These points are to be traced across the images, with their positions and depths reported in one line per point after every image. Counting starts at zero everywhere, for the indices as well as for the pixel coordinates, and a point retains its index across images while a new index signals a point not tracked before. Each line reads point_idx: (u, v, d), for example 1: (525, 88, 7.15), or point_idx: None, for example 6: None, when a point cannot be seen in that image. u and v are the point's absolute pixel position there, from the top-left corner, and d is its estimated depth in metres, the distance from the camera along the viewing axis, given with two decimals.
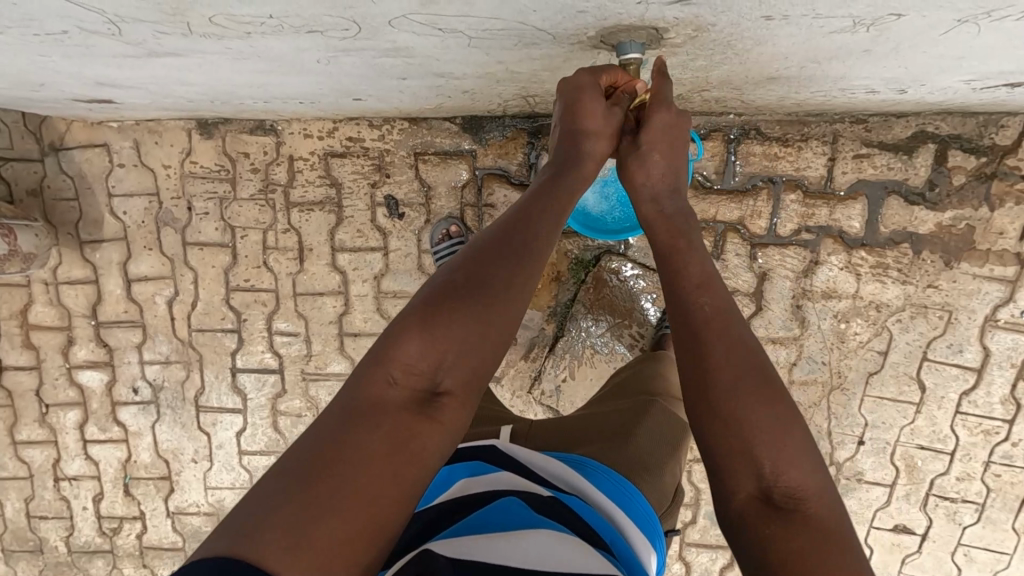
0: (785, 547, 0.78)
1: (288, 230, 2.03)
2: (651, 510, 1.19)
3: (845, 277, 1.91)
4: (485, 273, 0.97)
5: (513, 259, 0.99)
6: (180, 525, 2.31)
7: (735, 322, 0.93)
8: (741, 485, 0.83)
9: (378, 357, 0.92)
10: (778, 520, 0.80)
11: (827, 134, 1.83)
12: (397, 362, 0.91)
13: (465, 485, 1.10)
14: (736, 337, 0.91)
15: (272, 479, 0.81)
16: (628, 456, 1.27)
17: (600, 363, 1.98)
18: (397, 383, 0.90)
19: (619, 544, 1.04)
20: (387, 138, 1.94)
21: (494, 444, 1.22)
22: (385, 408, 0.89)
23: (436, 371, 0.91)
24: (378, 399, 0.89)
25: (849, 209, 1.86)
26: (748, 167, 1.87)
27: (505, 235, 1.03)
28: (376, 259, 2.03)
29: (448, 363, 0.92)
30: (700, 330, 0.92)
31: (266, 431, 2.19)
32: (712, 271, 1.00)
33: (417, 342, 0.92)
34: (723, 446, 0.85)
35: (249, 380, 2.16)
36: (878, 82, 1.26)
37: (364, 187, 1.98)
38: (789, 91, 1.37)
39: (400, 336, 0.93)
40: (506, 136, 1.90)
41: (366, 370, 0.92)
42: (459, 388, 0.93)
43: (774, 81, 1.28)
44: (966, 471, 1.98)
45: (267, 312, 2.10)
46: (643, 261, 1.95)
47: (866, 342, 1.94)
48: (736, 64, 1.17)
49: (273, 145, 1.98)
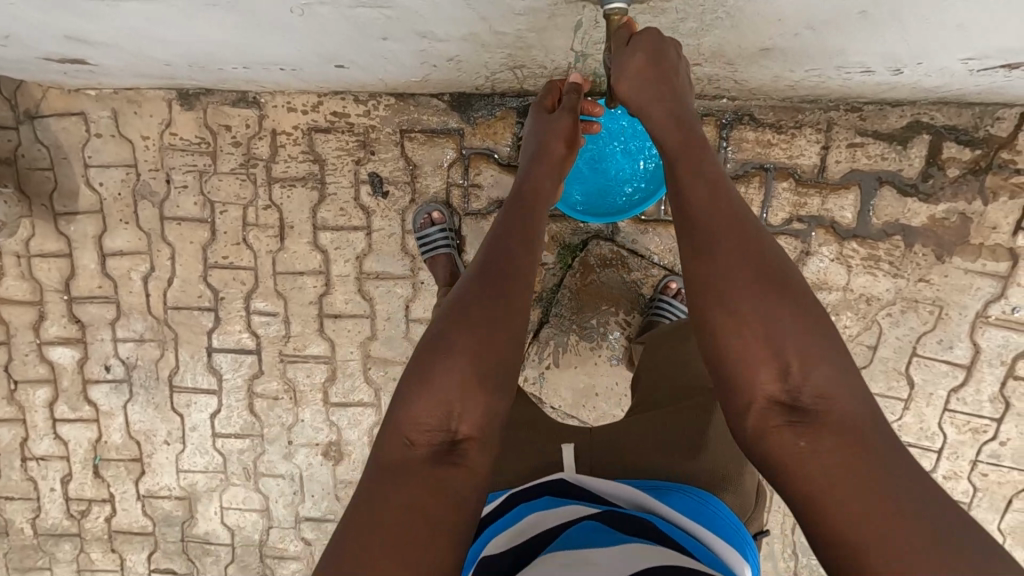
0: (813, 466, 0.82)
1: (269, 206, 1.98)
2: (736, 520, 1.14)
3: (836, 269, 1.87)
4: (481, 310, 0.99)
5: (506, 274, 1.04)
6: (151, 509, 2.25)
7: (746, 244, 0.92)
8: (760, 396, 0.87)
9: (393, 420, 0.96)
10: (800, 436, 0.84)
11: (821, 122, 1.79)
12: (411, 424, 0.95)
13: (538, 519, 1.05)
14: (749, 263, 0.90)
15: (337, 556, 0.86)
16: (699, 466, 1.21)
17: (586, 350, 1.93)
18: (413, 443, 0.94)
19: (710, 558, 1.00)
20: (373, 114, 1.88)
21: (559, 475, 1.17)
22: (409, 467, 0.93)
23: (448, 418, 0.94)
24: (400, 461, 0.93)
25: (842, 199, 1.83)
26: (740, 154, 1.82)
27: (490, 266, 1.05)
28: (359, 239, 1.98)
29: (457, 407, 0.94)
30: (717, 257, 0.92)
31: (242, 413, 2.13)
32: (723, 190, 0.98)
33: (424, 400, 0.94)
34: (756, 372, 0.87)
35: (225, 361, 2.10)
36: (873, 58, 1.23)
37: (348, 164, 1.93)
38: (783, 67, 1.34)
39: (409, 396, 0.95)
40: (494, 116, 1.86)
41: (384, 437, 0.96)
42: (476, 426, 0.95)
43: (767, 54, 1.24)
44: (953, 470, 1.96)
45: (246, 291, 2.05)
46: (632, 247, 1.92)
47: (855, 336, 1.91)
48: (729, 29, 1.14)
49: (255, 118, 1.92)
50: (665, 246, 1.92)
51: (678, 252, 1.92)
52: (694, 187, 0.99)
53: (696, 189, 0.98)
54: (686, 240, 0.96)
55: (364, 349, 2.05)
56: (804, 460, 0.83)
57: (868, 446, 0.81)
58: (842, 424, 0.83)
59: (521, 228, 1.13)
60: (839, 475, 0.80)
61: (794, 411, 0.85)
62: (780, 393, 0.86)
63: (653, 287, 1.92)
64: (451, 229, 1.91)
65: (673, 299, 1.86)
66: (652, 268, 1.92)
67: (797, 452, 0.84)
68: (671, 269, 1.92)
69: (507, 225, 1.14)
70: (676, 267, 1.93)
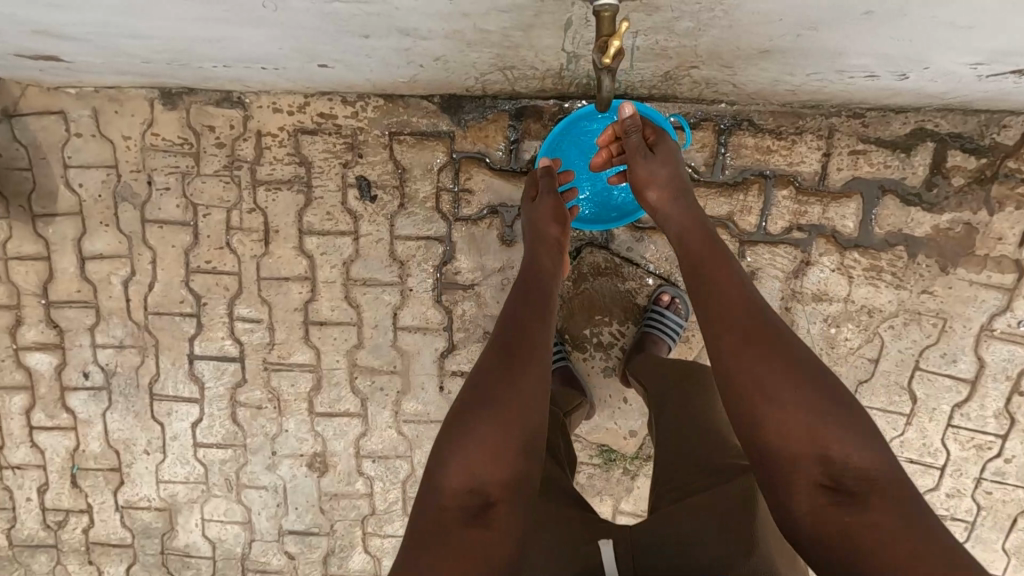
0: (864, 532, 0.96)
1: (253, 210, 1.92)
2: None
3: (837, 279, 1.82)
4: (506, 383, 1.13)
5: (530, 351, 1.18)
6: (130, 521, 2.18)
7: (763, 330, 1.07)
8: (802, 476, 1.00)
9: (428, 484, 1.10)
10: (845, 510, 0.99)
11: (822, 128, 1.73)
12: (445, 488, 1.07)
13: None
14: (772, 350, 1.05)
15: None
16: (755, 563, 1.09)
17: (578, 361, 1.88)
18: (446, 505, 1.07)
19: None
20: (361, 116, 1.83)
21: None
22: (444, 527, 1.07)
23: (476, 482, 1.07)
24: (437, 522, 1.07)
25: (843, 207, 1.77)
26: (738, 160, 1.77)
27: (511, 345, 1.18)
28: (346, 244, 1.91)
29: (485, 471, 1.07)
30: (748, 348, 1.05)
31: (224, 423, 2.07)
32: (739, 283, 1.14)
33: (454, 468, 1.07)
34: (800, 455, 1.00)
35: (207, 369, 2.04)
36: (876, 61, 1.17)
37: (335, 167, 1.87)
38: (784, 71, 1.28)
39: (443, 463, 1.08)
40: (486, 119, 1.80)
41: (421, 497, 1.10)
42: (503, 488, 1.08)
43: (766, 56, 1.19)
44: (957, 488, 1.90)
45: (229, 297, 1.99)
46: (627, 255, 1.85)
47: (856, 349, 1.86)
48: (725, 27, 1.09)
49: (240, 119, 1.86)
50: (662, 255, 1.85)
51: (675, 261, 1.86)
52: (713, 280, 1.15)
53: (717, 284, 1.14)
54: (715, 334, 1.09)
55: (350, 358, 1.98)
56: (858, 529, 0.97)
57: (897, 500, 0.98)
58: (875, 484, 0.98)
59: (527, 306, 1.26)
60: (884, 534, 0.95)
61: (836, 489, 0.99)
62: (824, 475, 0.99)
63: (647, 297, 1.86)
64: None
65: (667, 310, 1.81)
66: (647, 278, 1.86)
67: (847, 522, 0.98)
68: (667, 278, 1.87)
69: (513, 305, 1.26)
70: (673, 276, 1.86)
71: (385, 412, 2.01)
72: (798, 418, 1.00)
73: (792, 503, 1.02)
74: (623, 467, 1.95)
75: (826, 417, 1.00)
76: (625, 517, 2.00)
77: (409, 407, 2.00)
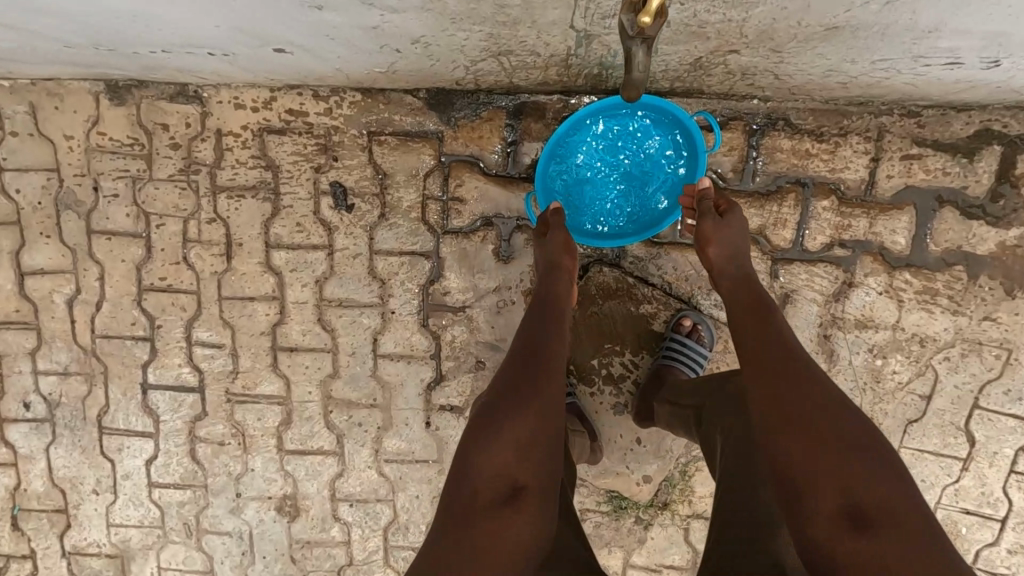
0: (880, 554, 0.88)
1: (214, 220, 1.68)
2: None
3: (884, 304, 1.58)
4: (533, 386, 1.12)
5: (545, 351, 1.19)
6: (78, 568, 1.93)
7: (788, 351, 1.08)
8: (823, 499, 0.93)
9: (456, 471, 1.06)
10: (864, 537, 0.90)
11: (871, 129, 1.49)
12: (475, 472, 1.04)
13: None
14: (799, 370, 1.05)
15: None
16: None
17: (585, 396, 1.63)
18: (477, 491, 1.04)
19: None
20: (335, 113, 1.58)
21: None
22: (472, 513, 1.02)
23: (505, 471, 1.05)
24: (465, 505, 1.03)
25: (894, 221, 1.53)
26: (772, 165, 1.52)
27: (537, 355, 1.18)
28: (319, 259, 1.67)
29: (515, 461, 1.05)
30: (776, 361, 1.06)
31: (182, 461, 1.82)
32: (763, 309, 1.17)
33: (487, 455, 1.05)
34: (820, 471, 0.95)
35: (162, 400, 1.79)
36: (967, 41, 1.01)
37: (306, 171, 1.62)
38: (849, 56, 1.10)
39: (476, 448, 1.06)
40: (479, 117, 1.55)
41: (449, 483, 1.07)
42: (533, 481, 1.06)
43: (835, 33, 1.03)
44: (1019, 543, 1.65)
45: (187, 318, 1.74)
46: (640, 274, 1.61)
47: (906, 384, 1.61)
48: None
49: (197, 116, 1.62)
50: (681, 274, 1.61)
51: (696, 282, 1.61)
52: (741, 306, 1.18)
53: (744, 309, 1.17)
54: (746, 348, 1.10)
55: (324, 389, 1.74)
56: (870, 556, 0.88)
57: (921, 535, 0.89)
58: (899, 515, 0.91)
59: (546, 322, 1.26)
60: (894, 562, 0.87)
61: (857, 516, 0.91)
62: (844, 501, 0.92)
63: (664, 323, 1.62)
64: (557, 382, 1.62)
65: (689, 339, 1.56)
66: (665, 300, 1.61)
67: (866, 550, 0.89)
68: (687, 301, 1.62)
69: (534, 319, 1.27)
70: (694, 298, 1.62)
71: (364, 450, 1.76)
72: (809, 425, 0.97)
73: (808, 522, 0.94)
74: (635, 515, 1.71)
75: (848, 436, 0.96)
76: (638, 572, 1.75)
77: (391, 445, 1.75)
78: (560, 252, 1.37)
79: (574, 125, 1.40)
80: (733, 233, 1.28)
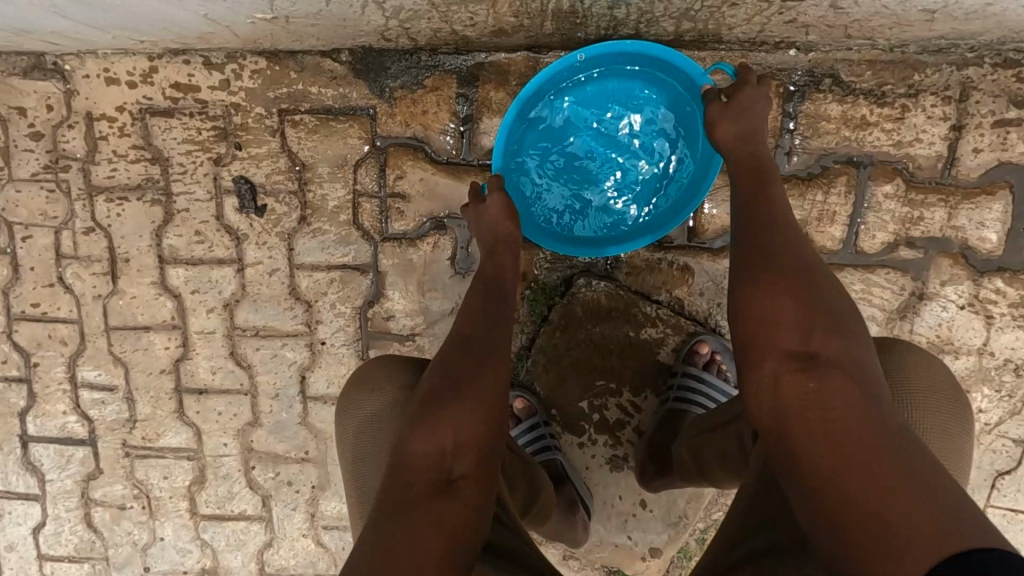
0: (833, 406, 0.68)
1: (92, 230, 1.31)
2: None
3: (967, 320, 1.18)
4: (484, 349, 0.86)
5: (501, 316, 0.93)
6: None
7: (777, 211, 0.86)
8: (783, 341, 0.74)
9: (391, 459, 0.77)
10: (821, 384, 0.70)
11: (951, 86, 1.09)
12: (415, 451, 0.75)
13: None
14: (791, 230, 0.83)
15: None
16: None
17: (572, 446, 1.26)
18: (416, 476, 0.74)
19: None
20: (234, 86, 1.20)
21: None
22: (411, 506, 0.71)
23: (455, 448, 0.75)
24: (401, 498, 0.72)
25: (981, 210, 1.14)
26: (815, 140, 1.13)
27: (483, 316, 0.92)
28: (226, 277, 1.29)
29: (466, 438, 0.76)
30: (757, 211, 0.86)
31: (76, 529, 1.46)
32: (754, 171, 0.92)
33: (429, 434, 0.76)
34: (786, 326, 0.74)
35: (46, 456, 1.43)
36: None
37: (203, 164, 1.25)
38: None
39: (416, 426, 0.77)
40: (421, 85, 1.17)
41: (384, 477, 0.75)
42: (483, 460, 0.77)
43: None
44: None
45: (68, 355, 1.37)
46: (640, 288, 1.24)
47: (994, 425, 1.22)
48: None
49: (61, 95, 1.25)
50: (694, 287, 1.23)
51: (714, 296, 1.23)
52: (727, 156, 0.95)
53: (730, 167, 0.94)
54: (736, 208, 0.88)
55: (243, 440, 1.37)
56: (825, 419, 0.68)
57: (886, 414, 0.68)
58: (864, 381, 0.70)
59: (495, 287, 0.98)
60: (849, 428, 0.66)
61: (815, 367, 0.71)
62: (803, 354, 0.72)
63: (673, 351, 1.23)
64: (542, 429, 1.23)
65: (707, 371, 1.18)
66: (673, 321, 1.23)
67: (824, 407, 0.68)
68: (702, 321, 1.24)
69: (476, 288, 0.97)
70: (712, 319, 1.24)
71: (297, 515, 1.40)
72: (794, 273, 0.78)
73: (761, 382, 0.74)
74: None
75: (823, 295, 0.76)
76: None
77: (330, 508, 1.39)
78: (503, 220, 1.02)
79: (556, 86, 1.02)
80: (749, 109, 0.95)
